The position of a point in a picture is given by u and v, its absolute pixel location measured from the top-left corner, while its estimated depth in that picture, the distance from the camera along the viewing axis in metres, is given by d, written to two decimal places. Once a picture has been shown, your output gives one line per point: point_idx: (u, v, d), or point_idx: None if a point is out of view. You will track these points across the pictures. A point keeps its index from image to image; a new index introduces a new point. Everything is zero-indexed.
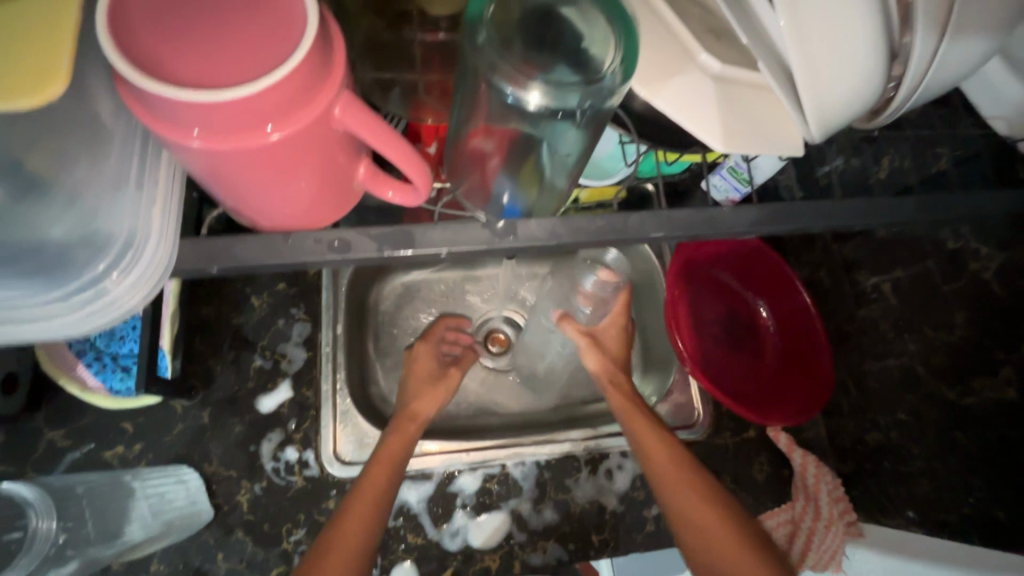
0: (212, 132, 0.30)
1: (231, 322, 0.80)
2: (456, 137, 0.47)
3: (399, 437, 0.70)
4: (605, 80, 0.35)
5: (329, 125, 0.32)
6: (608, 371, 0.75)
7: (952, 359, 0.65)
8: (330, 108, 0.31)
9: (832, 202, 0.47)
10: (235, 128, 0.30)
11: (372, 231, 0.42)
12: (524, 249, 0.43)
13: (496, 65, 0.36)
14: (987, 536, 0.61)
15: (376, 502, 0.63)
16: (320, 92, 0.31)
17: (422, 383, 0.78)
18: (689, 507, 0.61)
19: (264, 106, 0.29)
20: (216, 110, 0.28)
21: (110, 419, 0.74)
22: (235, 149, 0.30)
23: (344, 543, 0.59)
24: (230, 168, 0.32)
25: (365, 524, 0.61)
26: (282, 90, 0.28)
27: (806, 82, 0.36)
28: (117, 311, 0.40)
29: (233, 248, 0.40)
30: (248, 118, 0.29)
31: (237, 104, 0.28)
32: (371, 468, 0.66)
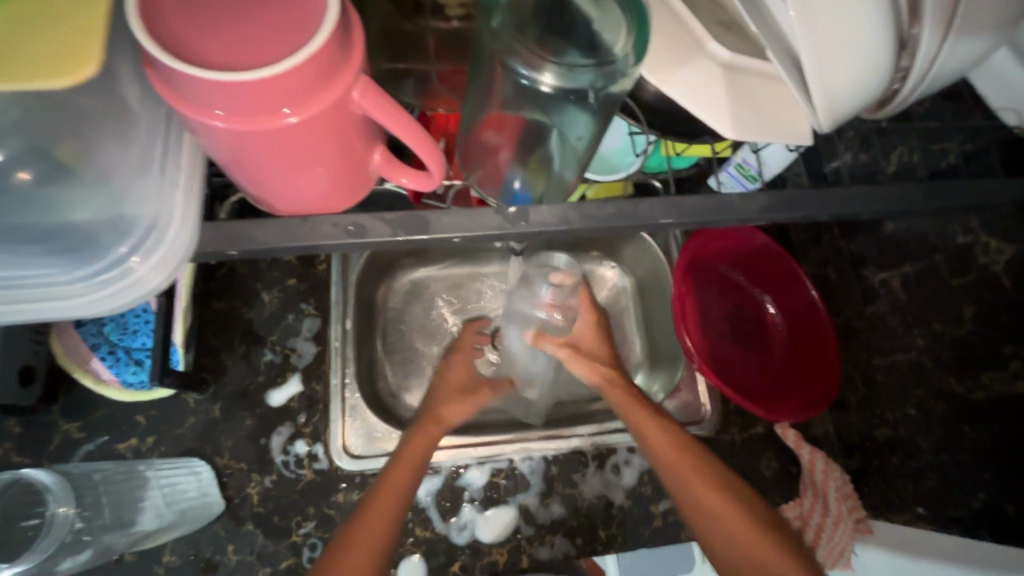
0: (235, 113, 0.30)
1: (242, 317, 0.81)
2: (466, 127, 0.48)
3: (423, 437, 0.68)
4: (618, 62, 0.36)
5: (347, 109, 0.33)
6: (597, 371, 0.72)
7: (960, 351, 0.65)
8: (349, 92, 0.32)
9: (841, 191, 0.47)
10: (257, 110, 0.30)
11: (387, 216, 0.42)
12: (535, 236, 0.43)
13: (511, 48, 0.37)
14: (997, 530, 0.61)
15: (394, 505, 0.61)
16: (340, 75, 0.31)
17: (454, 392, 0.76)
18: (698, 495, 0.62)
19: (286, 88, 0.29)
20: (240, 91, 0.29)
21: (123, 412, 0.75)
22: (256, 131, 0.31)
23: (361, 550, 0.57)
24: (252, 150, 0.33)
25: (383, 528, 0.59)
26: (304, 72, 0.29)
27: (817, 67, 0.36)
28: (144, 291, 0.41)
29: (254, 232, 0.41)
30: (269, 100, 0.30)
31: (259, 86, 0.29)
32: (390, 471, 0.64)
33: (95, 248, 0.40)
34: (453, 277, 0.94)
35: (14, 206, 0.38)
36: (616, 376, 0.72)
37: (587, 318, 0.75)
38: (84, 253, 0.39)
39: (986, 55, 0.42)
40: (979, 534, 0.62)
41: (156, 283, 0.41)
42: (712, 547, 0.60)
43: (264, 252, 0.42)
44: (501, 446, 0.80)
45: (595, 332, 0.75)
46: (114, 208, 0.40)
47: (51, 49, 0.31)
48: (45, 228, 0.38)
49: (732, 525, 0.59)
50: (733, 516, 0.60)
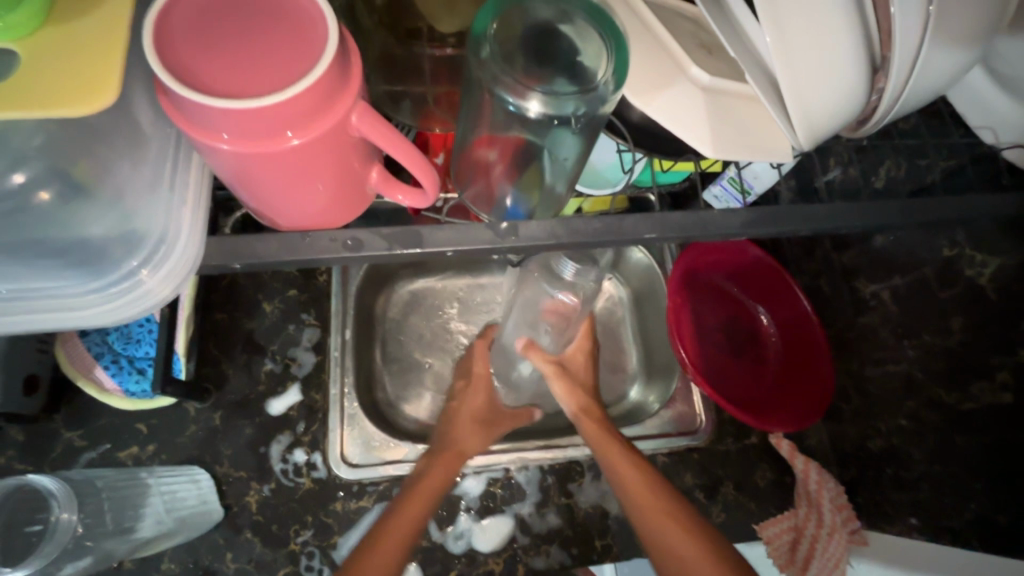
0: (240, 137, 0.32)
1: (244, 327, 0.82)
2: (461, 145, 0.50)
3: (443, 468, 0.69)
4: (599, 89, 0.38)
5: (346, 131, 0.35)
6: (574, 395, 0.76)
7: (949, 362, 0.67)
8: (347, 116, 0.34)
9: (823, 207, 0.48)
10: (261, 135, 0.32)
11: (384, 231, 0.44)
12: (525, 249, 0.45)
13: (498, 77, 0.38)
14: (987, 540, 0.62)
15: (417, 518, 0.63)
16: (339, 101, 0.33)
17: (472, 420, 0.78)
18: (671, 539, 0.60)
19: (288, 114, 0.31)
20: (245, 117, 0.31)
21: (125, 420, 0.76)
22: (260, 153, 0.33)
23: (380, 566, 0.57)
24: (256, 170, 0.35)
25: (401, 542, 0.60)
26: (305, 100, 0.31)
27: (793, 93, 0.38)
28: (149, 303, 0.42)
29: (254, 245, 0.42)
30: (272, 125, 0.32)
31: (262, 112, 0.30)
32: (410, 497, 0.65)
33: (104, 261, 0.41)
34: (452, 288, 0.96)
35: (35, 223, 0.41)
36: (596, 408, 0.76)
37: (581, 345, 0.82)
38: (93, 266, 0.41)
39: (957, 76, 0.44)
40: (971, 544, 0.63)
41: (161, 296, 0.42)
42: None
43: (266, 265, 0.43)
44: (498, 458, 0.80)
45: (586, 361, 0.81)
46: (125, 224, 0.41)
47: (74, 80, 0.33)
48: (62, 243, 0.41)
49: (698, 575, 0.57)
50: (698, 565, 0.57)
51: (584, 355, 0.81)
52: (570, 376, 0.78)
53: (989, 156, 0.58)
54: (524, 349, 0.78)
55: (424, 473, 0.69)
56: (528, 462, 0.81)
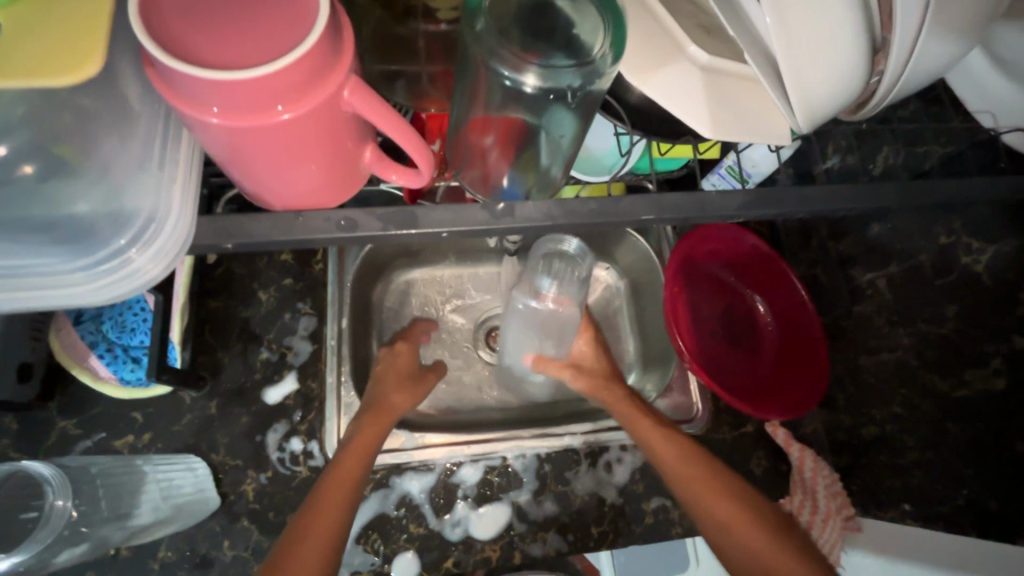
0: (230, 110, 0.32)
1: (238, 315, 0.82)
2: (455, 128, 0.49)
3: (375, 422, 0.70)
4: (596, 63, 0.37)
5: (338, 106, 0.34)
6: (598, 386, 0.76)
7: (943, 351, 0.67)
8: (339, 90, 0.33)
9: (822, 190, 0.48)
10: (252, 108, 0.32)
11: (377, 211, 0.43)
12: (521, 231, 0.45)
13: (494, 52, 0.38)
14: (980, 524, 0.62)
15: (352, 484, 0.62)
16: (331, 74, 0.32)
17: (399, 379, 0.78)
18: (716, 509, 0.62)
19: (278, 87, 0.31)
20: (235, 89, 0.30)
21: (120, 408, 0.76)
22: (251, 127, 0.32)
23: (320, 535, 0.57)
24: (248, 146, 0.34)
25: (340, 508, 0.60)
26: (294, 71, 0.30)
27: (791, 71, 0.37)
28: (142, 281, 0.42)
29: (249, 225, 0.42)
30: (263, 99, 0.31)
31: (251, 84, 0.30)
32: (344, 459, 0.64)
33: (93, 239, 0.41)
34: (448, 278, 0.96)
35: (8, 199, 0.38)
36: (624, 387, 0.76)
37: (586, 336, 0.82)
38: (84, 244, 0.40)
39: (959, 57, 0.44)
40: (966, 530, 0.63)
41: (153, 274, 0.42)
42: (730, 556, 0.60)
43: (260, 245, 0.43)
44: (494, 445, 0.81)
45: (595, 349, 0.80)
46: (111, 202, 0.41)
47: (55, 50, 0.32)
48: (43, 220, 0.39)
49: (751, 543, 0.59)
50: (746, 529, 0.60)
51: (594, 347, 0.80)
52: (591, 373, 0.77)
53: (987, 141, 0.57)
54: (535, 363, 0.80)
55: (359, 430, 0.68)
56: (524, 448, 0.81)
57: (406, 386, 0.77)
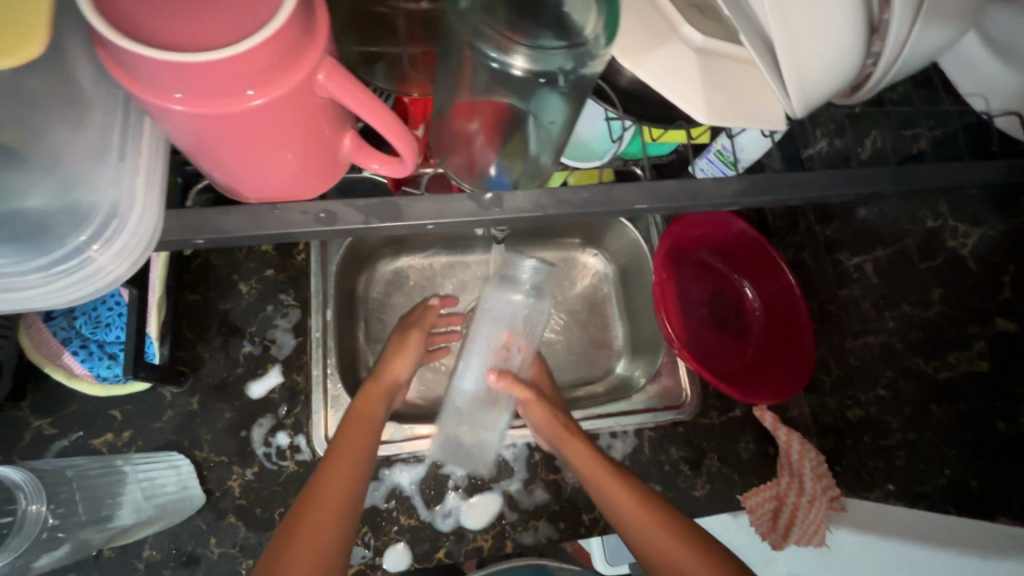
0: (194, 96, 0.30)
1: (219, 308, 0.80)
2: (439, 114, 0.47)
3: (368, 409, 0.71)
4: (589, 42, 0.36)
5: (313, 91, 0.32)
6: (551, 422, 0.75)
7: (926, 333, 0.68)
8: (314, 74, 0.31)
9: (817, 174, 0.47)
10: (216, 94, 0.30)
11: (358, 202, 0.42)
12: (511, 222, 0.43)
13: (480, 30, 0.36)
14: (960, 502, 0.63)
15: (364, 438, 0.67)
16: (304, 55, 0.30)
17: (394, 351, 0.80)
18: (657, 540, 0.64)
19: (240, 71, 0.29)
20: (198, 71, 0.28)
21: (98, 406, 0.73)
22: (217, 114, 0.30)
23: (337, 480, 0.62)
24: (215, 134, 0.32)
25: (354, 457, 0.64)
26: (264, 52, 0.28)
27: (787, 56, 0.36)
28: (103, 280, 0.40)
29: (220, 218, 0.40)
30: (227, 84, 0.29)
31: (215, 67, 0.28)
32: (349, 422, 0.69)
33: (48, 236, 0.38)
34: (434, 267, 0.94)
35: None
36: (572, 426, 0.76)
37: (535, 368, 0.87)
38: (39, 241, 0.38)
39: (951, 42, 0.43)
40: (944, 507, 0.65)
41: (117, 273, 0.40)
42: None
43: (232, 240, 0.41)
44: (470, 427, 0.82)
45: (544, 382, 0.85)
46: (66, 195, 0.39)
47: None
48: None
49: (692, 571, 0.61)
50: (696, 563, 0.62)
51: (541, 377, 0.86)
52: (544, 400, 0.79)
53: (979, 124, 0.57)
54: (501, 380, 0.78)
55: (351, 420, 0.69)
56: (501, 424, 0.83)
57: (405, 353, 0.80)
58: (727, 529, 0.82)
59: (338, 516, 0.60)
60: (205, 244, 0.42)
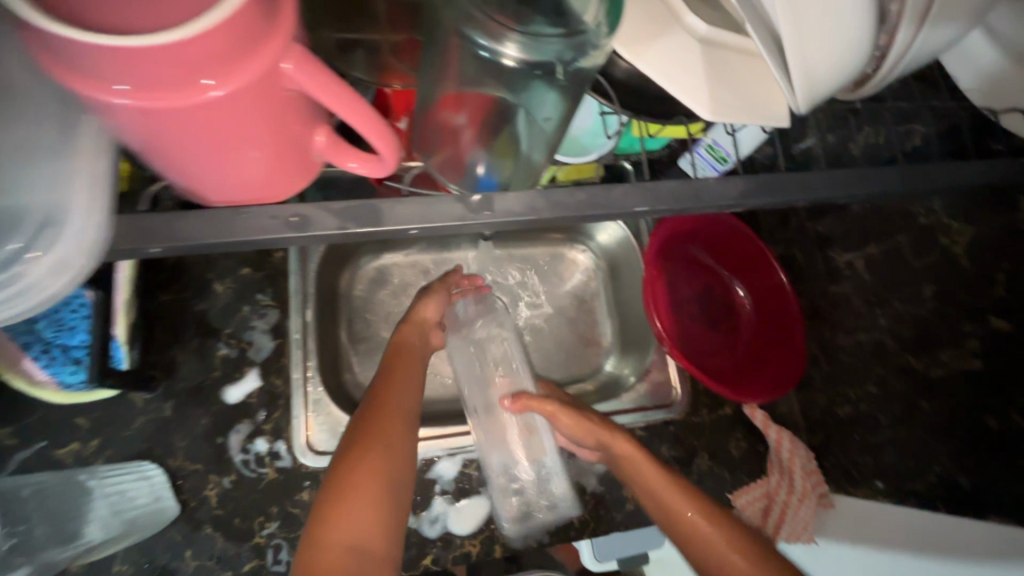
0: (143, 88, 0.26)
1: (193, 309, 0.76)
2: (422, 106, 0.44)
3: (407, 356, 0.71)
4: (590, 31, 0.34)
5: (279, 81, 0.29)
6: (592, 432, 0.73)
7: (919, 331, 0.67)
8: (279, 62, 0.29)
9: (820, 174, 0.45)
10: (169, 84, 0.27)
11: (333, 206, 0.39)
12: (500, 225, 0.41)
13: (470, 14, 0.33)
14: (950, 501, 0.63)
15: (411, 378, 0.68)
16: (267, 41, 0.28)
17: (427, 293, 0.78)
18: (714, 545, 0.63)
19: (192, 58, 0.26)
20: (145, 57, 0.25)
21: (63, 414, 0.70)
22: (172, 108, 0.27)
23: (396, 409, 0.63)
24: (172, 130, 0.29)
25: (404, 396, 0.65)
26: (220, 35, 0.25)
27: (795, 48, 0.34)
28: (41, 294, 0.37)
29: (177, 225, 0.38)
30: (179, 74, 0.26)
31: (164, 51, 0.25)
32: (390, 360, 0.70)
33: None
34: (419, 264, 0.91)
35: None
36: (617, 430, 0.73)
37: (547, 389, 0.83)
38: None
39: (959, 38, 0.42)
40: (935, 505, 0.64)
41: (54, 286, 0.37)
42: None
43: (191, 249, 0.38)
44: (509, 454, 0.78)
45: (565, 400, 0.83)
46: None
47: None
48: None
49: None
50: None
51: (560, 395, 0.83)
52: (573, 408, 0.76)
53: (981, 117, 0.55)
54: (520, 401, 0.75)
55: (390, 366, 0.69)
56: (552, 447, 0.79)
57: (437, 293, 0.78)
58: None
59: (400, 444, 0.61)
60: (160, 252, 0.39)
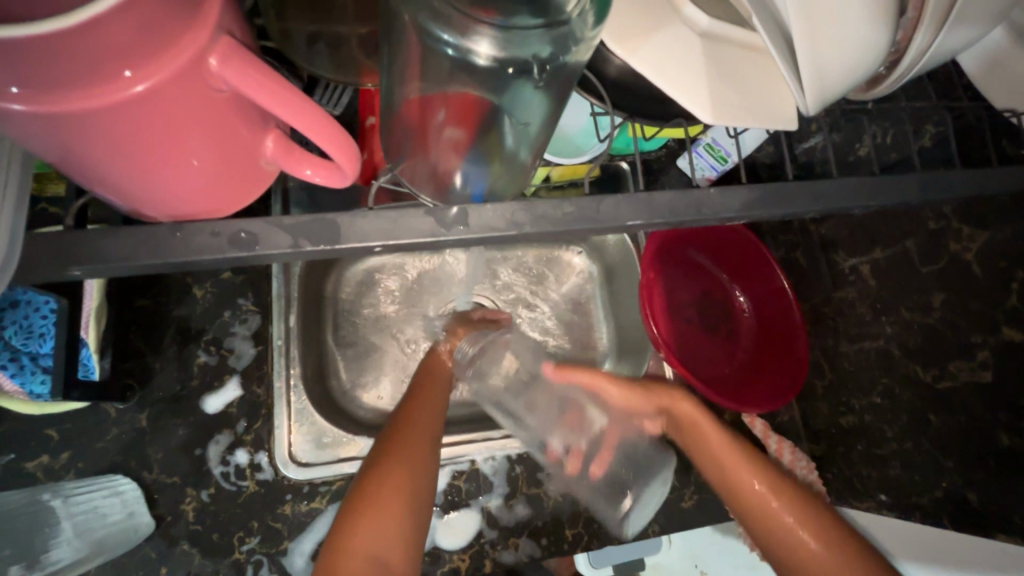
0: (42, 88, 0.24)
1: (171, 315, 0.73)
2: (395, 104, 0.41)
3: (434, 379, 0.69)
4: (572, 24, 0.30)
5: (205, 79, 0.27)
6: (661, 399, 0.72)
7: (927, 339, 0.64)
8: (204, 57, 0.26)
9: (830, 183, 0.42)
10: (74, 82, 0.24)
11: (286, 221, 0.36)
12: (479, 240, 0.38)
13: (435, 9, 0.31)
14: (958, 518, 0.61)
15: (439, 398, 0.65)
16: (188, 32, 0.25)
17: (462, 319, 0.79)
18: (778, 517, 0.59)
19: (91, 49, 0.23)
20: (38, 51, 0.22)
21: (31, 426, 0.67)
22: (80, 109, 0.25)
23: (423, 423, 0.60)
24: (88, 136, 0.27)
25: (433, 411, 0.63)
26: (127, 24, 0.23)
27: (803, 43, 0.32)
28: None
29: (105, 243, 0.34)
30: (82, 68, 0.24)
31: (61, 43, 0.22)
32: (420, 380, 0.68)
33: None
34: (410, 266, 0.87)
35: None
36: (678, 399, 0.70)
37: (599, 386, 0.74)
38: None
39: (980, 35, 0.39)
40: (942, 521, 0.62)
41: None
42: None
43: (126, 270, 0.35)
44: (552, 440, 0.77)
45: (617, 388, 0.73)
46: None
47: None
48: None
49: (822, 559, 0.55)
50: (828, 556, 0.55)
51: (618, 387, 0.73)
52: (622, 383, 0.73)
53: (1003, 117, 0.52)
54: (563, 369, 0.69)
55: (418, 385, 0.67)
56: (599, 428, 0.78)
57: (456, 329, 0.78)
58: (713, 541, 0.79)
59: (426, 458, 0.57)
60: (78, 276, 0.35)
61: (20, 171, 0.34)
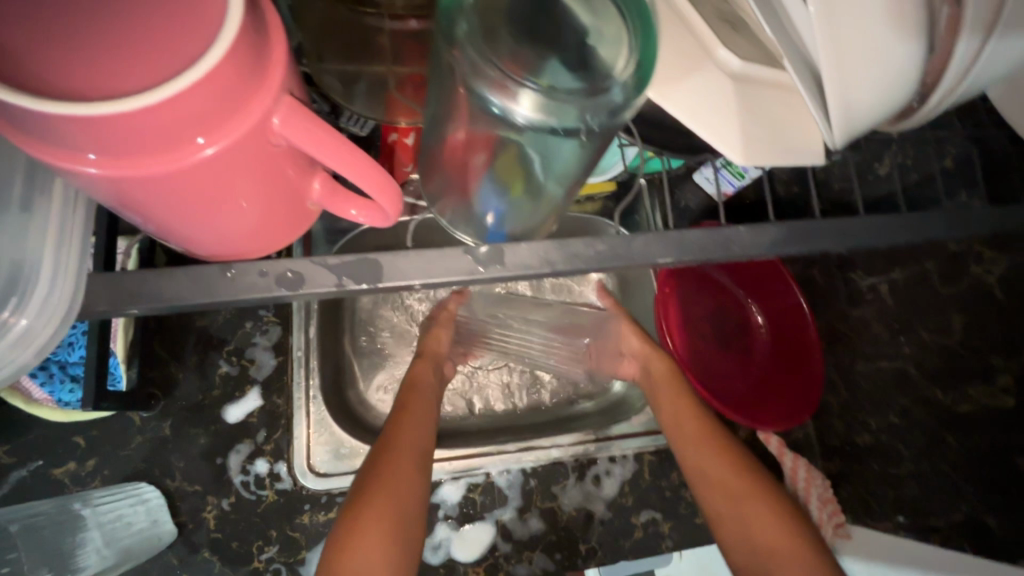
0: (117, 156, 0.26)
1: (193, 325, 0.74)
2: (439, 131, 0.42)
3: (421, 395, 0.68)
4: (614, 91, 0.32)
5: (266, 137, 0.28)
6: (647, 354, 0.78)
7: (945, 361, 0.64)
8: (267, 117, 0.28)
9: (861, 220, 0.42)
10: (147, 149, 0.26)
11: (331, 260, 0.37)
12: (512, 278, 0.39)
13: (475, 63, 0.31)
14: (979, 543, 0.60)
15: (426, 416, 0.65)
16: (254, 95, 0.27)
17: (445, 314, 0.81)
18: (724, 474, 0.63)
19: (164, 121, 0.25)
20: (118, 125, 0.24)
21: (58, 433, 0.68)
22: (150, 172, 0.27)
23: (410, 449, 0.59)
24: (152, 194, 0.28)
25: (420, 428, 0.63)
26: (200, 96, 0.25)
27: (835, 88, 0.32)
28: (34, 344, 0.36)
29: (158, 282, 0.36)
30: (154, 138, 0.26)
31: (140, 118, 0.24)
32: (403, 395, 0.67)
33: None
34: None
35: None
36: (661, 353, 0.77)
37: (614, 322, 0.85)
38: None
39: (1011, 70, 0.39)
40: (964, 546, 0.61)
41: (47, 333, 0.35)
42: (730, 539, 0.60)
43: (182, 309, 0.36)
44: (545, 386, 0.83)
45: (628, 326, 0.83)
46: None
47: None
48: None
49: (754, 507, 0.60)
50: (766, 517, 0.59)
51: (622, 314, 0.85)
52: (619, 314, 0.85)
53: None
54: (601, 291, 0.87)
55: (402, 405, 0.65)
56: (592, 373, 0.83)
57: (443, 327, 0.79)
58: None
59: (414, 486, 0.57)
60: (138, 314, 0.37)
61: (82, 210, 0.38)
